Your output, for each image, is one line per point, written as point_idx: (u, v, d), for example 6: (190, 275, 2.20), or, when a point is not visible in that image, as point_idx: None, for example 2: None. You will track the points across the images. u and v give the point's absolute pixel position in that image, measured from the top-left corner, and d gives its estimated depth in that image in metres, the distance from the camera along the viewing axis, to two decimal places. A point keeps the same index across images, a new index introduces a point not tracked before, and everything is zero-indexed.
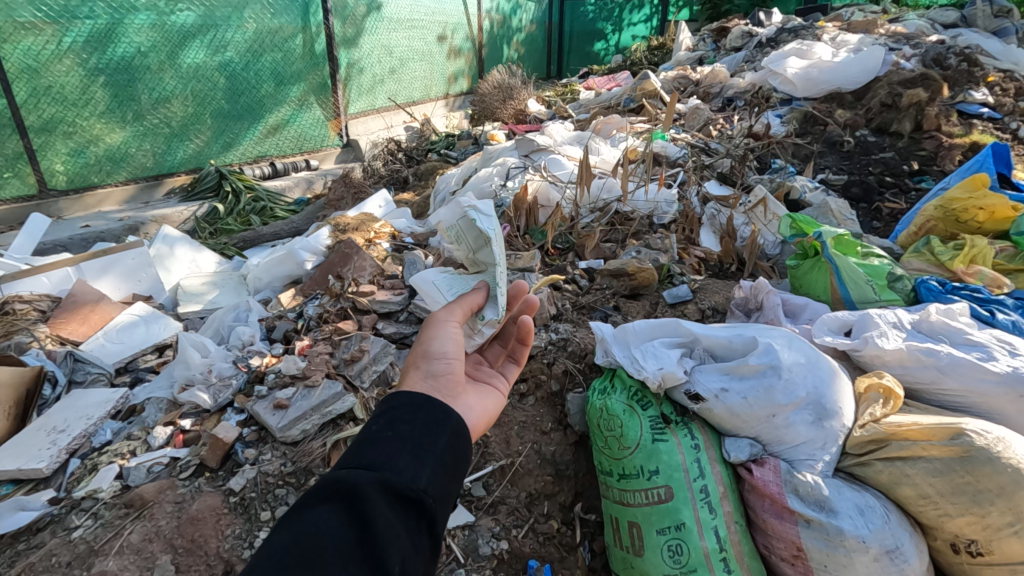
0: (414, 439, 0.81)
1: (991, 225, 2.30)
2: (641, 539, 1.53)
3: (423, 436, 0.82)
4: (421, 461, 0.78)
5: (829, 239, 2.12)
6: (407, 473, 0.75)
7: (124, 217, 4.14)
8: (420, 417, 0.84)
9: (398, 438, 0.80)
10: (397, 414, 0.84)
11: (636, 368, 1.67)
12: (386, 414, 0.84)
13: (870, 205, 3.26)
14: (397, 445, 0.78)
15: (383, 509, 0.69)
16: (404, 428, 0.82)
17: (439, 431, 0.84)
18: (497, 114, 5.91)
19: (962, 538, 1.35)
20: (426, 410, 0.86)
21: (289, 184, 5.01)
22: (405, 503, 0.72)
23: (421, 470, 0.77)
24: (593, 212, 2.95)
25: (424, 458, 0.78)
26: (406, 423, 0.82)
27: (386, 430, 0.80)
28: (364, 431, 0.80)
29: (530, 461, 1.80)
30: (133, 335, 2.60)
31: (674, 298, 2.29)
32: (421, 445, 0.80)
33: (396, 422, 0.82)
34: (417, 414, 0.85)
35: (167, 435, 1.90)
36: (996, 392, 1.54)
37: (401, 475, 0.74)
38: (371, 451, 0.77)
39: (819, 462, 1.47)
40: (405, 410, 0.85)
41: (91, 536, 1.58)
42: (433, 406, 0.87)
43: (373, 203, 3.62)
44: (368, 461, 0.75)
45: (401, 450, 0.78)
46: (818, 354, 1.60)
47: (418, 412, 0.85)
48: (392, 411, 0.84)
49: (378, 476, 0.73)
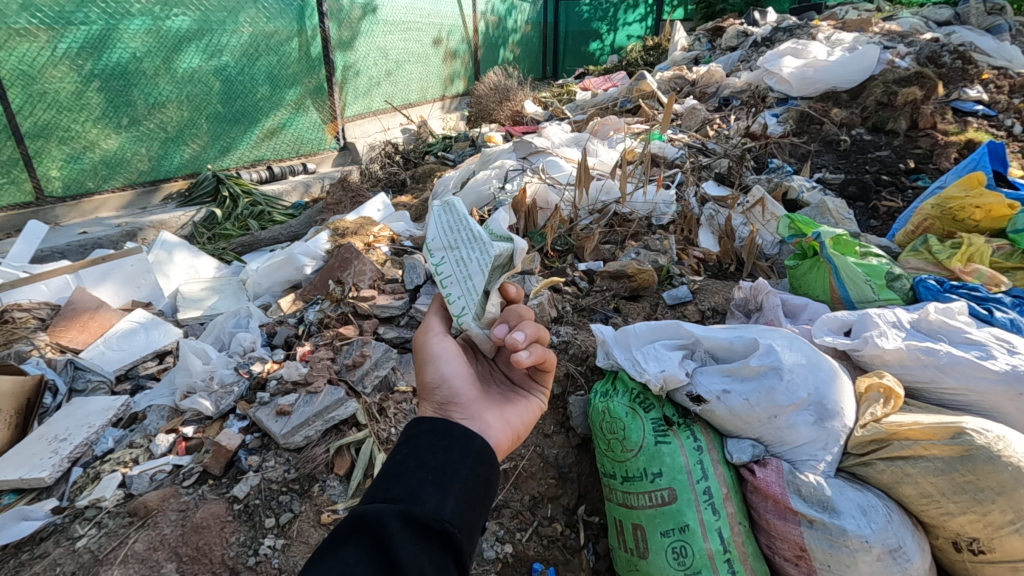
0: (436, 468, 0.81)
1: (988, 223, 2.32)
2: (646, 541, 1.53)
3: (445, 465, 0.82)
4: (444, 491, 0.78)
5: (827, 240, 2.13)
6: (429, 504, 0.76)
7: (122, 223, 4.13)
8: (442, 445, 0.85)
9: (420, 468, 0.81)
10: (419, 443, 0.85)
11: (638, 371, 1.67)
12: (409, 444, 0.85)
13: (867, 204, 3.28)
14: (421, 474, 0.80)
15: (406, 540, 0.70)
16: (427, 458, 0.83)
17: (461, 459, 0.84)
18: (494, 116, 5.92)
19: (964, 537, 1.36)
20: (448, 437, 0.87)
21: (286, 188, 5.01)
22: (429, 533, 0.73)
23: (444, 500, 0.77)
24: (592, 214, 2.97)
25: (447, 487, 0.79)
26: (428, 453, 0.84)
27: (409, 460, 0.82)
28: (387, 463, 0.82)
29: (533, 464, 1.81)
30: (133, 343, 2.60)
31: (674, 299, 2.29)
32: (444, 476, 0.81)
33: (419, 452, 0.84)
34: (439, 442, 0.86)
35: (169, 442, 1.90)
36: (995, 390, 1.56)
37: (424, 505, 0.75)
38: (394, 483, 0.78)
39: (821, 462, 1.48)
40: (427, 439, 0.86)
41: (95, 545, 1.58)
42: (455, 432, 0.88)
43: (372, 207, 3.62)
44: (392, 494, 0.76)
45: (424, 480, 0.79)
46: (818, 354, 1.60)
47: (440, 440, 0.86)
48: (415, 440, 0.85)
49: (400, 507, 0.73)
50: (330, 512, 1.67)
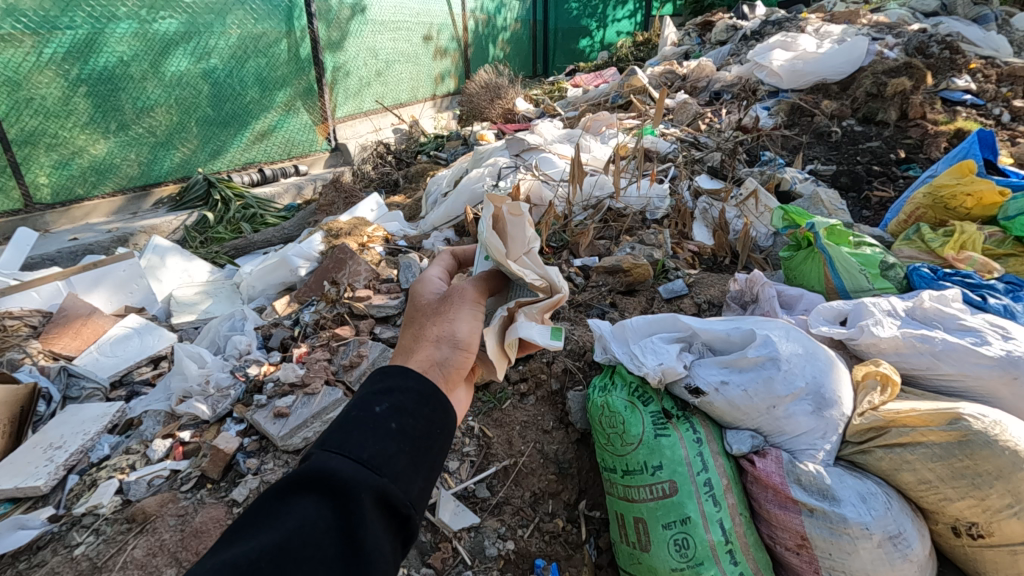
0: (413, 440, 0.75)
1: (979, 211, 2.33)
2: (648, 534, 1.53)
3: (422, 438, 0.77)
4: (416, 470, 0.73)
5: (821, 230, 2.14)
6: (402, 481, 0.71)
7: (113, 229, 4.10)
8: (423, 412, 0.79)
9: (399, 434, 0.74)
10: (401, 402, 0.79)
11: (636, 364, 1.67)
12: (391, 398, 0.78)
13: (859, 194, 3.30)
14: (399, 442, 0.73)
15: (375, 523, 0.66)
16: (408, 424, 0.76)
17: (436, 434, 0.79)
18: (485, 114, 5.91)
19: (963, 521, 1.37)
20: (430, 405, 0.81)
21: (279, 190, 5.02)
22: (395, 517, 0.68)
23: (415, 481, 0.73)
24: (586, 210, 2.97)
25: (421, 468, 0.74)
26: (409, 417, 0.77)
27: (389, 421, 0.75)
28: (365, 415, 0.74)
29: (533, 460, 1.81)
30: (127, 348, 2.58)
31: (669, 293, 2.30)
32: (418, 450, 0.75)
33: (400, 413, 0.77)
34: (424, 407, 0.80)
35: (166, 447, 1.89)
36: (990, 375, 1.57)
37: (397, 484, 0.70)
38: (371, 442, 0.71)
39: (820, 451, 1.48)
40: (411, 399, 0.79)
41: (94, 552, 1.57)
42: (440, 403, 0.82)
43: (365, 207, 3.59)
44: (367, 456, 0.69)
45: (403, 450, 0.73)
46: (814, 345, 1.62)
47: (423, 406, 0.80)
48: (397, 398, 0.79)
49: (376, 483, 0.67)
50: None
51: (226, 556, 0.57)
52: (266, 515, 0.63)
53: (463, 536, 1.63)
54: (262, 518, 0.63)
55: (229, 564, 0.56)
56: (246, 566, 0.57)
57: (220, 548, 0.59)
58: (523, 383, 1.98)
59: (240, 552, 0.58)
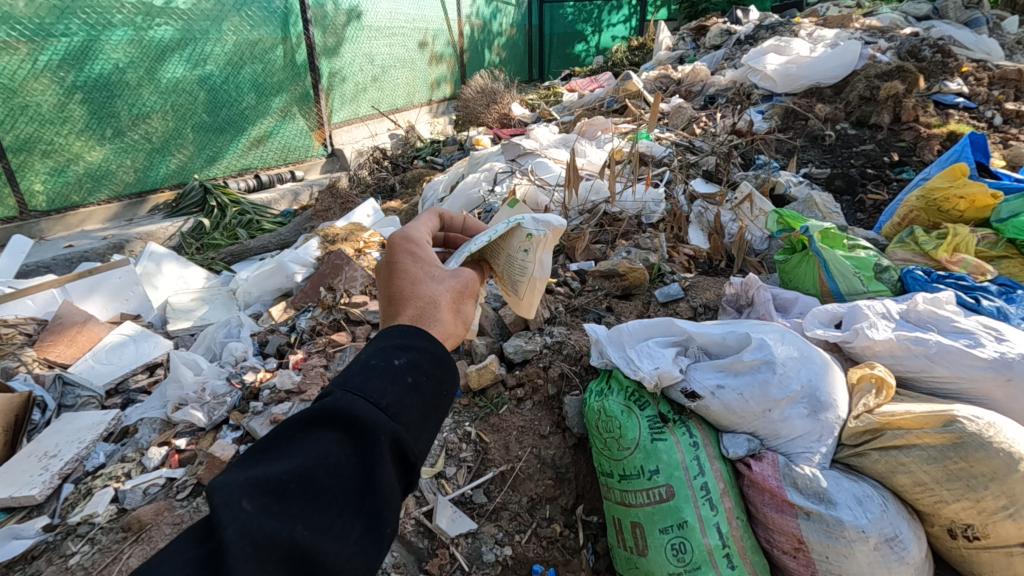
0: (428, 394, 0.75)
1: (973, 213, 2.34)
2: (645, 539, 1.52)
3: (435, 395, 0.76)
4: (429, 424, 0.74)
5: (815, 234, 2.15)
6: (416, 431, 0.71)
7: (109, 236, 4.10)
8: (439, 370, 0.78)
9: (415, 389, 0.74)
10: (418, 357, 0.77)
11: (632, 369, 1.68)
12: (409, 353, 0.77)
13: (853, 197, 3.32)
14: (415, 395, 0.73)
15: (389, 467, 0.67)
16: (423, 381, 0.75)
17: (448, 394, 0.79)
18: (481, 119, 5.92)
19: (959, 523, 1.38)
20: (445, 365, 0.80)
21: (275, 196, 5.04)
22: (406, 466, 0.70)
23: (426, 434, 0.73)
24: (582, 214, 2.98)
25: (430, 423, 0.74)
26: (426, 373, 0.76)
27: (407, 375, 0.74)
28: (385, 363, 0.74)
29: (530, 465, 1.81)
30: (123, 355, 2.58)
31: (666, 297, 2.31)
32: (431, 405, 0.75)
33: (417, 368, 0.76)
34: (437, 367, 0.78)
35: (162, 455, 1.88)
36: (984, 377, 1.58)
37: (411, 433, 0.71)
38: (389, 390, 0.71)
39: (816, 453, 1.49)
40: (428, 357, 0.78)
41: (89, 562, 1.56)
42: (452, 367, 0.81)
43: (361, 213, 3.60)
44: (386, 403, 0.70)
45: (418, 404, 0.73)
46: (811, 347, 1.63)
47: (438, 365, 0.79)
48: (415, 352, 0.77)
49: (393, 430, 0.68)
50: None
51: (255, 475, 0.61)
52: (292, 442, 0.66)
53: (460, 542, 1.63)
54: (286, 445, 0.66)
55: (257, 482, 0.60)
56: (274, 486, 0.61)
57: (248, 465, 0.63)
58: (520, 388, 1.98)
59: (267, 473, 0.62)
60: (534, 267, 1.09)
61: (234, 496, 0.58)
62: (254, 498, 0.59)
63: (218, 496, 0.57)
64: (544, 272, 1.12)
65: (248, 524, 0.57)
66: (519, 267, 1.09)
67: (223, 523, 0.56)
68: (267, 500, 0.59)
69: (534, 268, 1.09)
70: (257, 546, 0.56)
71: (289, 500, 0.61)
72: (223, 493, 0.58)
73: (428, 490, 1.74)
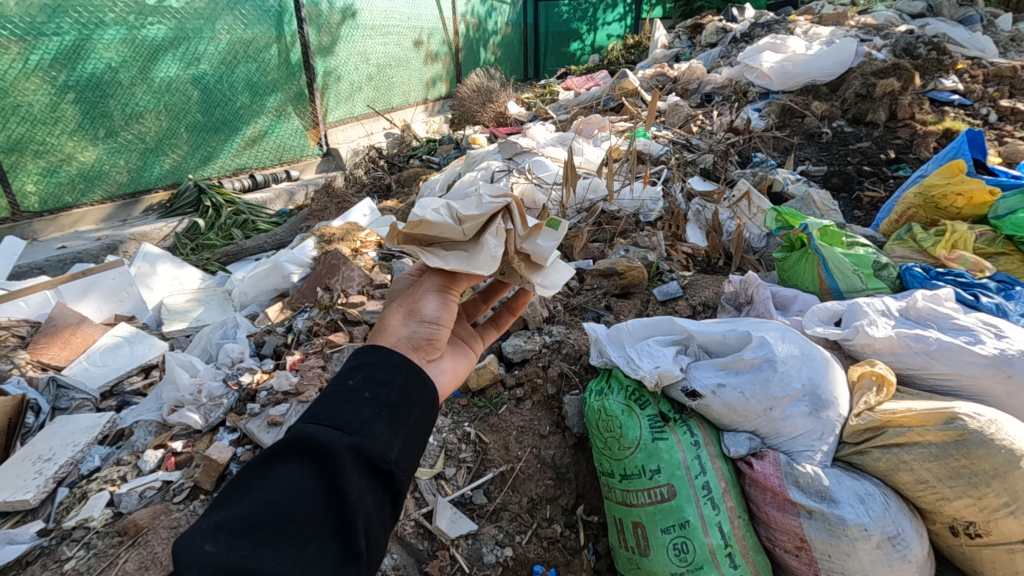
0: (389, 405, 0.80)
1: (970, 210, 2.35)
2: (646, 539, 1.51)
3: (398, 403, 0.81)
4: (395, 431, 0.78)
5: (814, 231, 2.15)
6: (381, 441, 0.76)
7: (103, 236, 4.07)
8: (398, 380, 0.83)
9: (373, 401, 0.79)
10: (375, 372, 0.82)
11: (632, 368, 1.67)
12: (364, 370, 0.82)
13: (850, 195, 3.33)
14: (373, 407, 0.78)
15: (355, 479, 0.71)
16: (381, 392, 0.80)
17: (413, 399, 0.83)
18: (477, 117, 5.90)
19: (960, 521, 1.38)
20: (404, 373, 0.84)
21: (270, 196, 5.02)
22: (375, 474, 0.74)
23: (395, 441, 0.77)
24: (580, 212, 2.97)
25: (397, 430, 0.78)
26: (383, 385, 0.81)
27: (363, 391, 0.79)
28: (340, 386, 0.79)
29: (530, 465, 1.80)
30: (118, 357, 2.56)
31: (664, 295, 2.30)
32: (394, 414, 0.79)
33: (372, 382, 0.81)
34: (396, 376, 0.83)
35: (158, 458, 1.86)
36: (985, 374, 1.58)
37: (375, 443, 0.75)
38: (345, 409, 0.76)
39: (818, 452, 1.48)
40: (384, 369, 0.83)
41: (84, 567, 1.54)
42: (415, 372, 0.85)
43: (358, 212, 3.58)
44: (342, 422, 0.74)
45: (377, 414, 0.77)
46: (811, 345, 1.62)
47: (396, 374, 0.83)
48: (370, 368, 0.82)
49: (352, 442, 0.73)
50: None
51: (221, 515, 0.65)
52: (255, 478, 0.69)
53: (461, 544, 1.62)
54: (249, 482, 0.69)
55: (223, 523, 0.63)
56: (239, 522, 0.64)
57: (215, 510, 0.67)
58: (519, 388, 1.97)
59: (230, 513, 0.65)
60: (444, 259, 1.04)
61: (198, 541, 0.61)
62: (217, 539, 0.62)
63: (180, 543, 0.60)
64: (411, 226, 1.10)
65: (210, 564, 0.60)
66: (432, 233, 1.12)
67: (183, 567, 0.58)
68: (232, 538, 0.62)
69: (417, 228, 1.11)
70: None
71: (255, 531, 0.64)
72: (186, 539, 0.61)
73: (428, 492, 1.73)
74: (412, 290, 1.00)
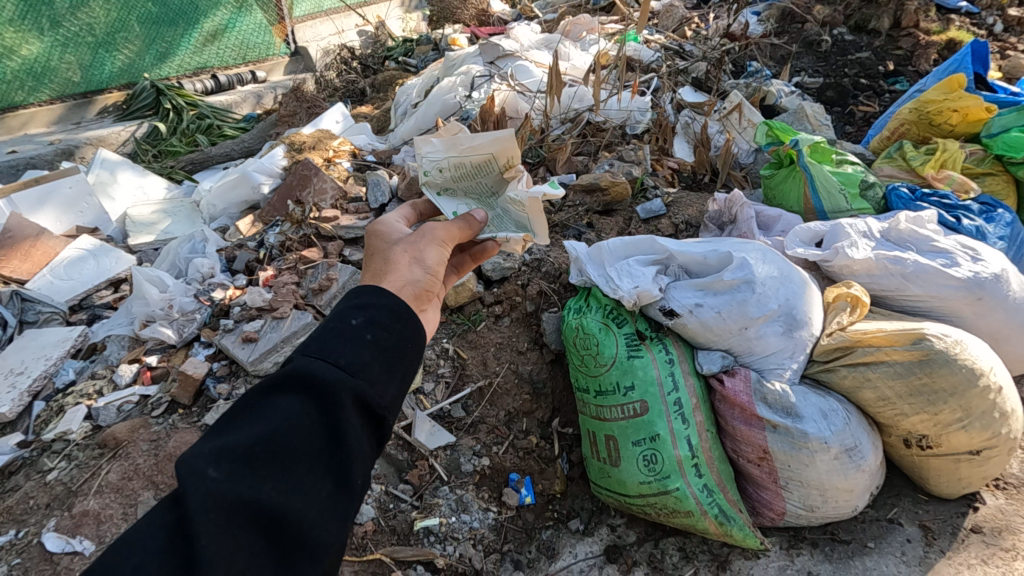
0: (388, 349, 0.78)
1: (964, 127, 2.27)
2: (618, 450, 1.55)
3: (396, 348, 0.80)
4: (391, 377, 0.77)
5: (805, 147, 2.03)
6: (378, 385, 0.75)
7: (56, 140, 3.81)
8: (397, 325, 0.81)
9: (374, 344, 0.77)
10: (375, 316, 0.80)
11: (611, 288, 1.66)
12: (366, 312, 0.80)
13: (843, 109, 3.23)
14: (373, 351, 0.77)
15: (354, 420, 0.71)
16: (382, 336, 0.79)
17: (409, 347, 0.82)
18: (457, 16, 5.46)
19: (915, 434, 1.46)
20: (403, 320, 0.83)
21: (236, 98, 4.66)
22: (370, 417, 0.74)
23: (391, 386, 0.77)
24: (564, 123, 2.82)
25: (394, 376, 0.78)
26: (384, 329, 0.79)
27: (365, 333, 0.77)
28: (340, 324, 0.77)
29: (508, 380, 1.84)
30: (83, 271, 2.48)
31: (647, 214, 2.26)
32: (392, 359, 0.78)
33: (375, 325, 0.79)
34: (396, 322, 0.81)
35: (133, 372, 1.85)
36: (957, 295, 1.63)
37: (374, 387, 0.74)
38: (347, 348, 0.75)
39: (787, 370, 1.52)
40: (386, 314, 0.81)
41: (67, 477, 1.57)
42: (413, 320, 0.84)
43: (330, 119, 3.38)
44: (344, 361, 0.74)
45: (376, 358, 0.76)
46: (790, 266, 1.61)
47: (397, 320, 0.82)
48: (371, 311, 0.81)
49: (353, 386, 0.72)
50: None
51: (223, 442, 0.65)
52: (256, 407, 0.70)
53: (439, 454, 1.69)
54: (249, 411, 0.70)
55: (226, 449, 0.64)
56: (242, 451, 0.65)
57: (214, 434, 0.67)
58: (498, 305, 1.96)
59: (231, 441, 0.65)
60: (454, 161, 1.22)
61: (202, 466, 0.62)
62: (220, 464, 0.63)
63: (186, 466, 0.62)
64: (451, 141, 1.22)
65: (215, 490, 0.61)
66: (460, 150, 1.22)
67: (191, 491, 0.61)
68: (235, 466, 0.64)
69: (450, 144, 1.22)
70: (220, 511, 0.61)
71: (256, 461, 0.65)
72: (191, 464, 0.62)
73: (406, 406, 1.76)
74: (413, 235, 1.01)
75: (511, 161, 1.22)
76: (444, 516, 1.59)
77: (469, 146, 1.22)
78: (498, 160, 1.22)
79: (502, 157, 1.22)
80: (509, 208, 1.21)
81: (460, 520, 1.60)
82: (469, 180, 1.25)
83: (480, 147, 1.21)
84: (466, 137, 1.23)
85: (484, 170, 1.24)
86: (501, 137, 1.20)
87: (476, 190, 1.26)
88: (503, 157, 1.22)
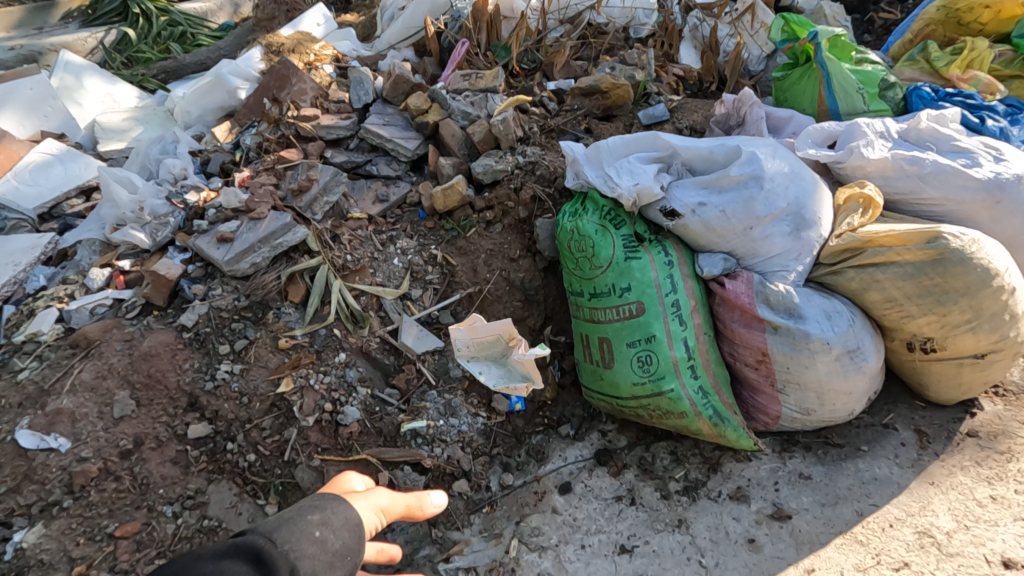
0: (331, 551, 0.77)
1: (994, 26, 2.11)
2: (611, 353, 1.50)
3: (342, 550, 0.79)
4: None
5: (823, 41, 1.87)
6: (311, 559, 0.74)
7: (16, 45, 3.55)
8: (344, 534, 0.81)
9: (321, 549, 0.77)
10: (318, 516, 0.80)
11: (610, 187, 1.56)
12: (319, 512, 0.80)
13: (863, 15, 3.01)
14: (317, 553, 0.76)
15: None
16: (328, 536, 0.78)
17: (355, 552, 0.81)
18: None
19: (920, 337, 1.41)
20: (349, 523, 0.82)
21: (211, 6, 4.26)
22: None
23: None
24: (563, 24, 2.61)
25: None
26: (331, 533, 0.79)
27: (313, 532, 0.77)
28: (276, 524, 0.77)
29: (499, 287, 1.77)
30: (51, 177, 2.34)
31: (651, 119, 2.14)
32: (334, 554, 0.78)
33: (325, 525, 0.79)
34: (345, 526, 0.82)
35: (106, 277, 1.76)
36: (973, 198, 1.54)
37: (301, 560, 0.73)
38: (289, 544, 0.74)
39: (791, 272, 1.44)
40: (337, 518, 0.81)
41: (39, 377, 1.50)
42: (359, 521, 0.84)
43: (310, 21, 3.13)
44: (277, 550, 0.73)
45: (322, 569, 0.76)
46: (801, 164, 1.51)
47: (342, 516, 0.82)
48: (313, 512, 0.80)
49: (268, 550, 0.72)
50: (288, 338, 1.56)
51: None
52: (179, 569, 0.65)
53: (427, 359, 1.64)
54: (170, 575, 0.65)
55: None
56: None
57: None
58: (489, 211, 1.84)
59: None
60: (467, 351, 1.62)
61: None
62: None
63: None
64: (465, 327, 1.60)
65: None
66: (474, 343, 1.62)
67: None
68: None
69: (464, 335, 1.61)
70: None
71: None
72: None
73: (393, 311, 1.68)
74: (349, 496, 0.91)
75: (513, 334, 1.61)
76: (431, 420, 1.55)
77: (482, 329, 1.61)
78: (503, 334, 1.60)
79: (506, 335, 1.60)
80: (515, 363, 1.60)
81: (448, 423, 1.56)
82: (483, 349, 1.63)
83: (491, 334, 1.61)
84: (473, 322, 1.61)
85: (495, 359, 1.62)
86: (505, 323, 1.59)
87: (488, 354, 1.64)
88: (507, 327, 1.59)
